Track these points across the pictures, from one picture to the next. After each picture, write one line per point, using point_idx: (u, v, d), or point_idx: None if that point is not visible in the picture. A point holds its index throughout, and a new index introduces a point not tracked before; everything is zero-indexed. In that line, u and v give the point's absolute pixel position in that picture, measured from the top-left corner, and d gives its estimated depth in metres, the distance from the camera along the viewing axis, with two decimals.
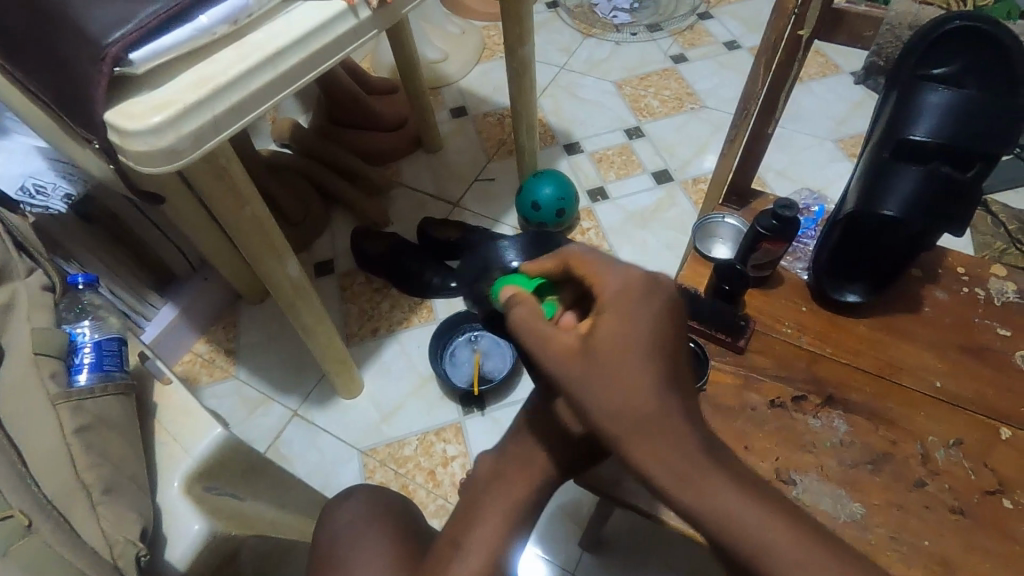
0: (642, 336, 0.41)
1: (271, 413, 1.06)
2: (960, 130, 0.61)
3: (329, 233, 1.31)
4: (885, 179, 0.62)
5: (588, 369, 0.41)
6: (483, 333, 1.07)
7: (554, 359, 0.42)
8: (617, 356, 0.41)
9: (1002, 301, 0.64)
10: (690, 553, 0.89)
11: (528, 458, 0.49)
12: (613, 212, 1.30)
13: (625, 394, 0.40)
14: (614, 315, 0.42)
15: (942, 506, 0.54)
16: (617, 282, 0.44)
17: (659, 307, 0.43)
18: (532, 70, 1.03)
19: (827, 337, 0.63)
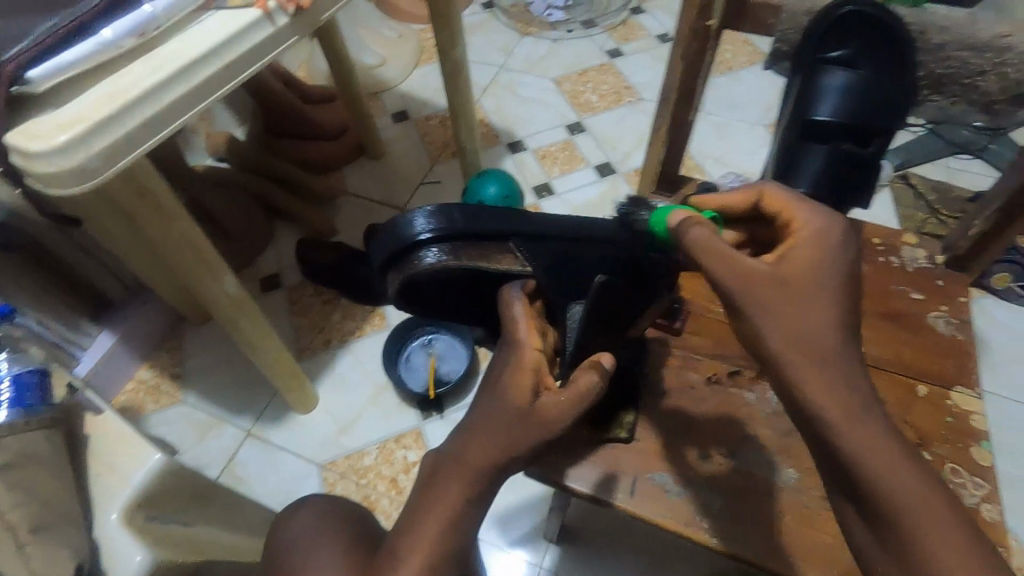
0: (834, 267, 0.45)
1: (223, 436, 1.03)
2: (862, 108, 0.65)
3: (273, 246, 1.28)
4: (800, 158, 0.65)
5: (771, 293, 0.44)
6: (437, 336, 1.07)
7: (728, 273, 0.45)
8: (804, 283, 0.45)
9: (916, 267, 0.68)
10: (651, 538, 0.91)
11: (474, 461, 0.47)
12: (560, 207, 1.31)
13: (794, 314, 0.44)
14: (809, 249, 0.46)
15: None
16: (818, 228, 0.47)
17: (846, 255, 0.46)
18: (467, 72, 1.03)
19: None
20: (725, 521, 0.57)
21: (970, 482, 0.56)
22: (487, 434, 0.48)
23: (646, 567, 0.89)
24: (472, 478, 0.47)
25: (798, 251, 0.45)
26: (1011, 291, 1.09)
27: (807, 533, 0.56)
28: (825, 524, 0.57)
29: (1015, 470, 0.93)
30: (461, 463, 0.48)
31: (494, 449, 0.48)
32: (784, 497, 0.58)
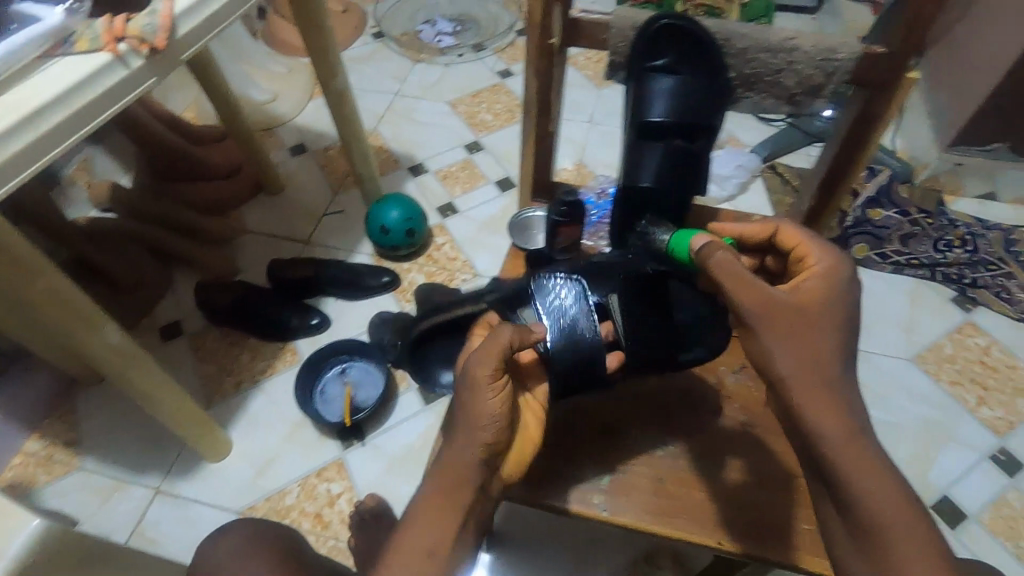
0: (845, 300, 0.49)
1: (129, 498, 0.97)
2: (696, 95, 0.57)
3: (171, 293, 1.23)
4: (636, 152, 0.58)
5: (789, 323, 0.47)
6: (351, 364, 1.07)
7: (751, 300, 0.47)
8: (822, 315, 0.48)
9: None
10: (579, 532, 0.93)
11: (443, 495, 0.47)
12: (464, 224, 1.34)
13: (812, 341, 0.47)
14: (822, 282, 0.49)
15: (728, 428, 0.66)
16: (830, 268, 0.50)
17: (850, 293, 0.49)
18: (353, 101, 1.05)
19: None
20: (614, 494, 0.62)
21: None
22: (450, 455, 0.48)
23: (574, 561, 0.91)
24: (442, 513, 0.47)
25: (812, 283, 0.48)
26: (869, 259, 1.22)
27: (690, 492, 0.62)
28: (698, 482, 0.62)
29: (888, 416, 1.04)
30: (431, 502, 0.47)
31: (455, 479, 0.47)
32: (663, 462, 0.64)
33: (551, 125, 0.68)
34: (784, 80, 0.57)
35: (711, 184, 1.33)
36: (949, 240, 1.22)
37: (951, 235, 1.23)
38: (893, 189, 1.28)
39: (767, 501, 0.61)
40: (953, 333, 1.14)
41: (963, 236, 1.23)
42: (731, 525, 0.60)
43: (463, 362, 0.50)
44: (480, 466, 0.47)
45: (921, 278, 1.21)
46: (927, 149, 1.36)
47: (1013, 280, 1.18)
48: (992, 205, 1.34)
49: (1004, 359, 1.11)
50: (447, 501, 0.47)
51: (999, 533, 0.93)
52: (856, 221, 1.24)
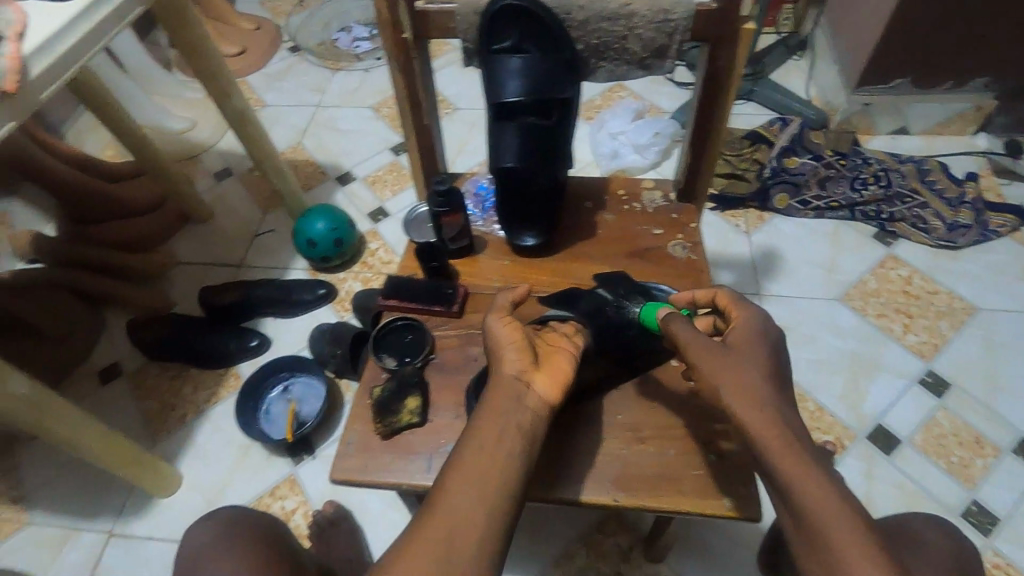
0: (772, 344, 0.51)
1: (81, 546, 0.96)
2: (546, 71, 0.57)
3: (107, 336, 1.21)
4: (494, 135, 0.59)
5: (717, 360, 0.49)
6: (293, 380, 1.07)
7: (702, 354, 0.51)
8: (746, 348, 0.50)
9: (654, 207, 0.73)
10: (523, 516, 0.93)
11: (441, 532, 0.41)
12: (396, 226, 1.34)
13: (744, 373, 0.48)
14: (746, 332, 0.52)
15: (629, 386, 0.63)
16: (756, 322, 0.53)
17: (772, 344, 0.52)
18: (255, 118, 1.05)
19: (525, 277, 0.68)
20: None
21: None
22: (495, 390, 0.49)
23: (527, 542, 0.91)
24: (438, 554, 0.40)
25: (740, 331, 0.52)
26: (790, 207, 1.26)
27: (588, 456, 0.59)
28: (592, 444, 0.59)
29: (818, 356, 1.07)
30: (432, 532, 0.41)
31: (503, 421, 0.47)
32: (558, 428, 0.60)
33: (426, 118, 0.69)
34: (631, 47, 0.58)
35: (634, 154, 1.35)
36: (864, 178, 1.24)
37: (864, 172, 1.25)
38: (805, 135, 1.28)
39: (669, 454, 0.58)
40: (876, 268, 1.18)
41: (877, 172, 1.25)
42: (629, 482, 0.57)
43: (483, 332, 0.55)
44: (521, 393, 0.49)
45: (842, 220, 1.25)
46: (837, 93, 1.39)
47: (927, 209, 1.22)
48: (904, 140, 1.38)
49: (925, 286, 1.15)
50: (497, 454, 0.45)
51: (931, 452, 0.96)
52: (773, 172, 1.26)
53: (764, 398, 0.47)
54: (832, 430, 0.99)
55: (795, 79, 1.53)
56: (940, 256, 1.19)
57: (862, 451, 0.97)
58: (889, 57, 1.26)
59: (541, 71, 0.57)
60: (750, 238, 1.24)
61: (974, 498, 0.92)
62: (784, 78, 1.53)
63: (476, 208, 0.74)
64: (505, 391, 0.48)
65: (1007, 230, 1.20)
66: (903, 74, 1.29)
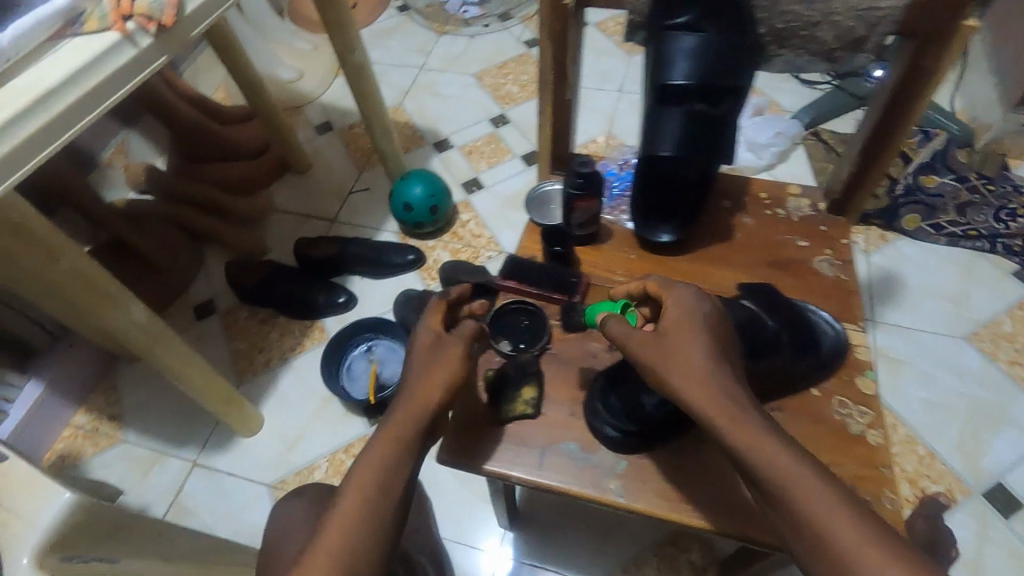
0: (712, 318, 0.49)
1: (167, 471, 1.01)
2: (725, 54, 0.52)
3: (204, 273, 1.26)
4: (653, 121, 0.54)
5: (661, 363, 0.46)
6: (377, 341, 1.08)
7: (651, 357, 0.47)
8: (685, 340, 0.46)
9: (801, 216, 0.66)
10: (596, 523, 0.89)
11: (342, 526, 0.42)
12: (489, 200, 1.31)
13: (694, 371, 0.45)
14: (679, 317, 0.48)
15: None
16: (688, 303, 0.49)
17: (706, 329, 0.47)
18: (372, 75, 1.03)
19: (653, 276, 0.63)
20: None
21: (856, 411, 0.53)
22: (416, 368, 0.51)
23: (595, 546, 0.88)
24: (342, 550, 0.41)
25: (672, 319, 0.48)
26: (920, 230, 1.14)
27: None
28: None
29: (935, 396, 0.98)
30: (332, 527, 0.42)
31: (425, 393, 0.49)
32: None
33: (568, 92, 0.65)
34: (821, 35, 0.54)
35: (749, 153, 1.26)
36: (1013, 209, 1.13)
37: (1014, 203, 1.14)
38: (951, 152, 1.19)
39: None
40: (1012, 309, 1.06)
41: None
42: None
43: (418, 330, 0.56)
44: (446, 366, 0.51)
45: (979, 251, 1.12)
46: (989, 110, 1.25)
47: None
48: None
49: None
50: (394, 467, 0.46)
51: None
52: (907, 189, 1.16)
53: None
54: (942, 480, 0.90)
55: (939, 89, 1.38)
56: None
57: (975, 508, 0.88)
58: None
59: (718, 54, 0.52)
60: (870, 258, 1.13)
61: None
62: None
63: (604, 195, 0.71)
64: (425, 367, 0.51)
65: None
66: None
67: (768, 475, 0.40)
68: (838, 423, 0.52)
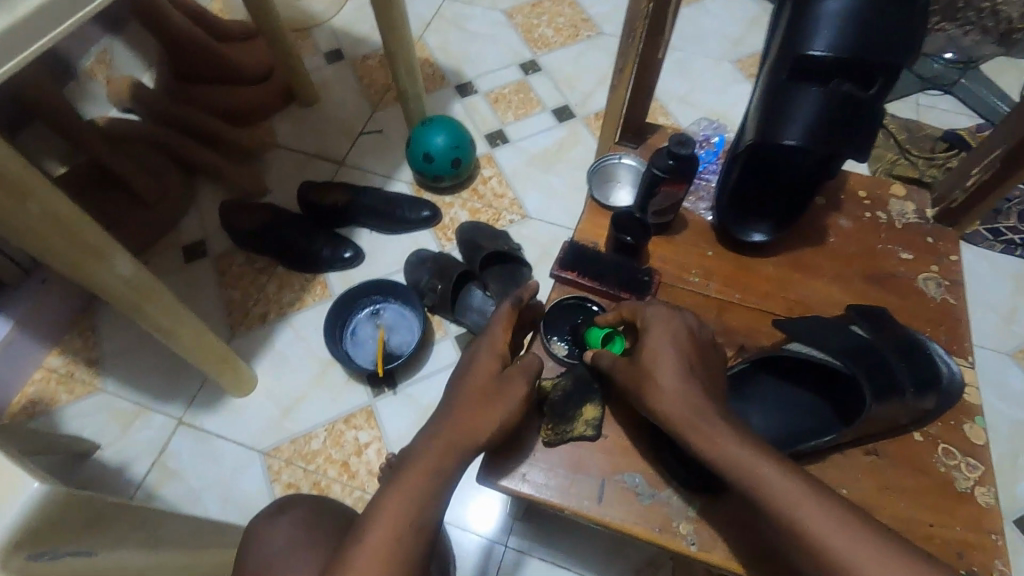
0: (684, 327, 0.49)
1: (150, 427, 0.93)
2: (886, 21, 0.41)
3: (196, 210, 1.14)
4: (781, 95, 0.44)
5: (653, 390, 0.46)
6: (385, 305, 0.99)
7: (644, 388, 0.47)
8: (664, 365, 0.46)
9: (905, 223, 0.57)
10: (593, 541, 0.83)
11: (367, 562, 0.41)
12: (515, 156, 1.20)
13: (687, 408, 0.44)
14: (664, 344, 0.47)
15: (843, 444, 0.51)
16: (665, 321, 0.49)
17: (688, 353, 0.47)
18: (402, 1, 0.89)
19: (734, 281, 0.54)
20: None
21: (962, 462, 0.49)
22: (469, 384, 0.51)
23: (606, 552, 0.83)
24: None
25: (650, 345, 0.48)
26: (977, 234, 1.07)
27: None
28: None
29: None
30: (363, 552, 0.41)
31: (474, 414, 0.48)
32: None
33: (659, 48, 0.54)
34: None
35: None
36: None
37: None
38: None
39: None
40: None
41: None
42: None
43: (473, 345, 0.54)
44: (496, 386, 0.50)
45: None
46: None
47: None
48: None
49: None
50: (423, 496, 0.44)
51: None
52: None
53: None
54: None
55: (1011, 78, 1.27)
56: None
57: (1006, 537, 0.84)
58: None
59: (878, 19, 0.41)
60: None
61: None
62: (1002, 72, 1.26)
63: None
64: (475, 388, 0.50)
65: None
66: None
67: (760, 483, 0.41)
68: (941, 474, 0.48)
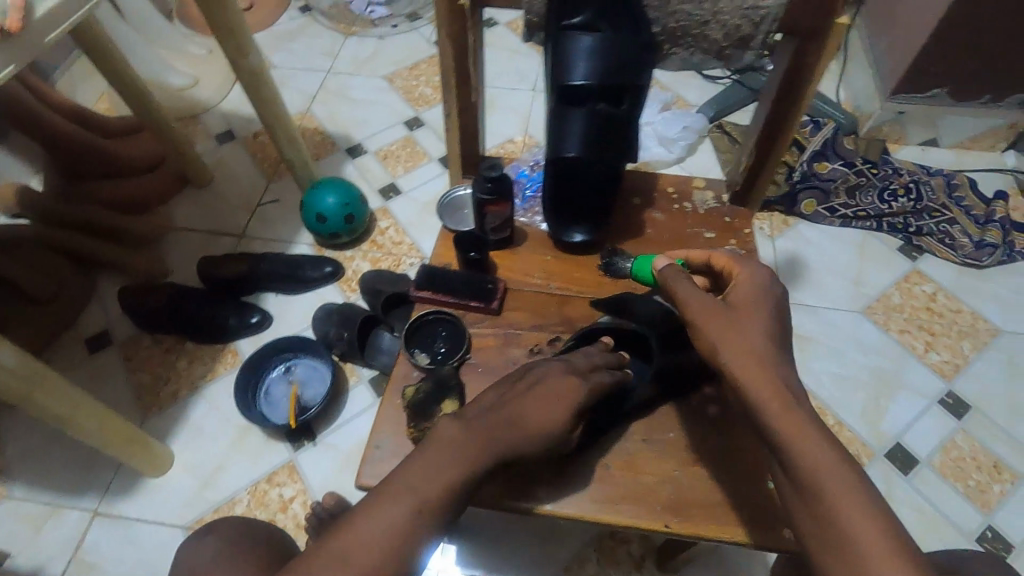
0: (770, 298, 0.52)
1: (65, 524, 0.91)
2: (623, 51, 0.51)
3: (96, 301, 1.14)
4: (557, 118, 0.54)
5: (718, 314, 0.50)
6: (296, 361, 1.02)
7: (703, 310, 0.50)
8: (751, 312, 0.50)
9: (707, 209, 0.68)
10: (527, 533, 0.88)
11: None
12: (408, 205, 1.28)
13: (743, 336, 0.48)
14: (748, 291, 0.52)
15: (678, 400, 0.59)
16: (759, 283, 0.52)
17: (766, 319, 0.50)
18: (270, 80, 0.98)
19: (570, 277, 0.63)
20: (548, 484, 0.54)
21: None
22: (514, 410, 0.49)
23: (534, 551, 0.87)
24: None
25: (739, 288, 0.52)
26: (817, 213, 1.22)
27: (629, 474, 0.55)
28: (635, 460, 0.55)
29: (839, 368, 1.05)
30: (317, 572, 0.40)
31: (516, 430, 0.47)
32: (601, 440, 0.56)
33: (473, 94, 0.64)
34: None
35: (660, 147, 1.30)
36: (894, 190, 1.20)
37: (894, 183, 1.21)
38: (839, 140, 1.23)
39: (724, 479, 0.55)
40: (900, 282, 1.16)
41: (907, 184, 1.21)
42: (682, 507, 0.53)
43: (533, 392, 0.50)
44: (546, 434, 0.48)
45: (868, 230, 1.23)
46: (870, 99, 1.36)
47: (955, 226, 1.19)
48: (934, 152, 1.35)
49: (949, 304, 1.13)
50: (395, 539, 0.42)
51: (949, 474, 0.95)
52: (802, 176, 1.21)
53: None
54: (851, 446, 0.97)
55: (826, 82, 1.49)
56: (966, 274, 1.17)
57: (881, 470, 0.95)
58: (929, 64, 1.22)
59: (616, 49, 0.51)
60: (775, 243, 1.21)
61: (990, 523, 0.91)
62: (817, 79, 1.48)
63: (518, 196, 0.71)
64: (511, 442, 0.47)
65: None
66: (942, 85, 1.25)
67: None
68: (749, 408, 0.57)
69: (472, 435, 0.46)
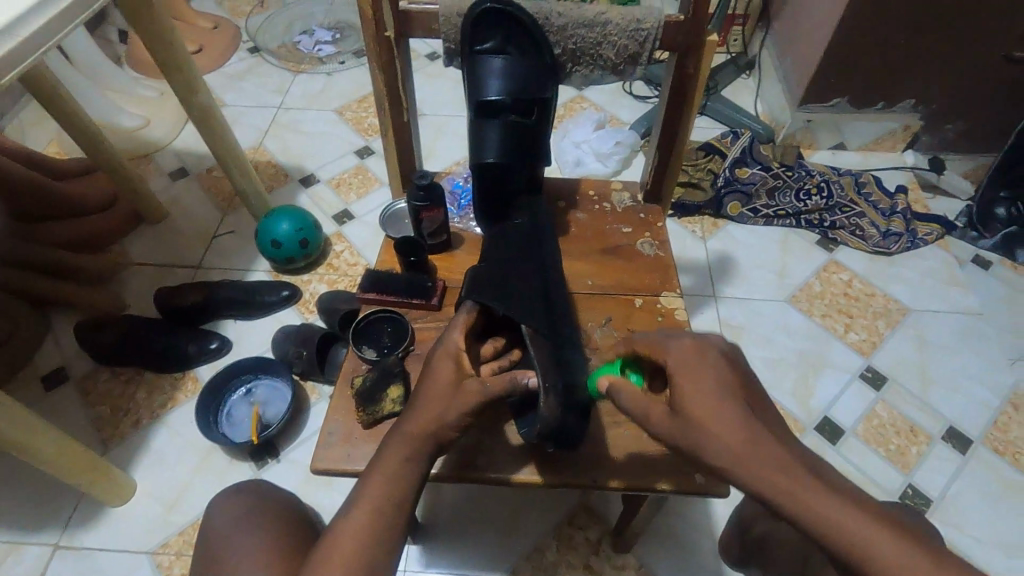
0: (717, 368, 0.47)
1: (23, 561, 0.90)
2: (530, 70, 0.62)
3: (52, 339, 1.15)
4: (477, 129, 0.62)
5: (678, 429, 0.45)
6: (257, 382, 1.05)
7: (662, 424, 0.47)
8: (698, 402, 0.45)
9: (623, 208, 0.77)
10: (488, 529, 0.93)
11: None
12: (362, 229, 1.33)
13: (712, 439, 0.43)
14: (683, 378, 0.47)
15: None
16: (691, 356, 0.48)
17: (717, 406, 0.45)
18: (220, 115, 1.03)
19: None
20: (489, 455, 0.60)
21: None
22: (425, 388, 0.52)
23: (494, 542, 0.92)
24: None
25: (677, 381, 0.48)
26: (742, 215, 1.33)
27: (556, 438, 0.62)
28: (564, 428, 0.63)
29: (770, 353, 1.14)
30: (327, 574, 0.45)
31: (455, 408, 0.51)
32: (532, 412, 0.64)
33: (405, 116, 0.71)
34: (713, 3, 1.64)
35: (596, 162, 1.39)
36: (808, 189, 1.33)
37: (807, 184, 1.33)
38: (755, 147, 1.36)
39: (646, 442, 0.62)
40: (820, 272, 1.27)
41: (819, 184, 1.34)
42: None
43: (436, 361, 0.53)
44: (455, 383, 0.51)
45: (788, 227, 1.34)
46: (782, 109, 1.50)
47: (864, 218, 1.31)
48: (843, 155, 1.50)
49: (864, 289, 1.24)
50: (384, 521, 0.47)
51: (872, 441, 1.04)
52: (726, 181, 1.33)
53: (771, 409, 0.46)
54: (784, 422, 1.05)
55: (745, 97, 1.63)
56: (877, 261, 1.29)
57: (812, 441, 1.03)
58: (828, 77, 1.35)
59: (523, 68, 0.62)
60: (706, 243, 1.30)
61: (910, 482, 0.99)
62: (736, 94, 1.63)
63: (453, 205, 0.80)
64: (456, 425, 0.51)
65: (934, 239, 1.31)
66: (842, 94, 1.39)
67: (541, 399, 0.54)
68: None
69: (434, 445, 0.50)
